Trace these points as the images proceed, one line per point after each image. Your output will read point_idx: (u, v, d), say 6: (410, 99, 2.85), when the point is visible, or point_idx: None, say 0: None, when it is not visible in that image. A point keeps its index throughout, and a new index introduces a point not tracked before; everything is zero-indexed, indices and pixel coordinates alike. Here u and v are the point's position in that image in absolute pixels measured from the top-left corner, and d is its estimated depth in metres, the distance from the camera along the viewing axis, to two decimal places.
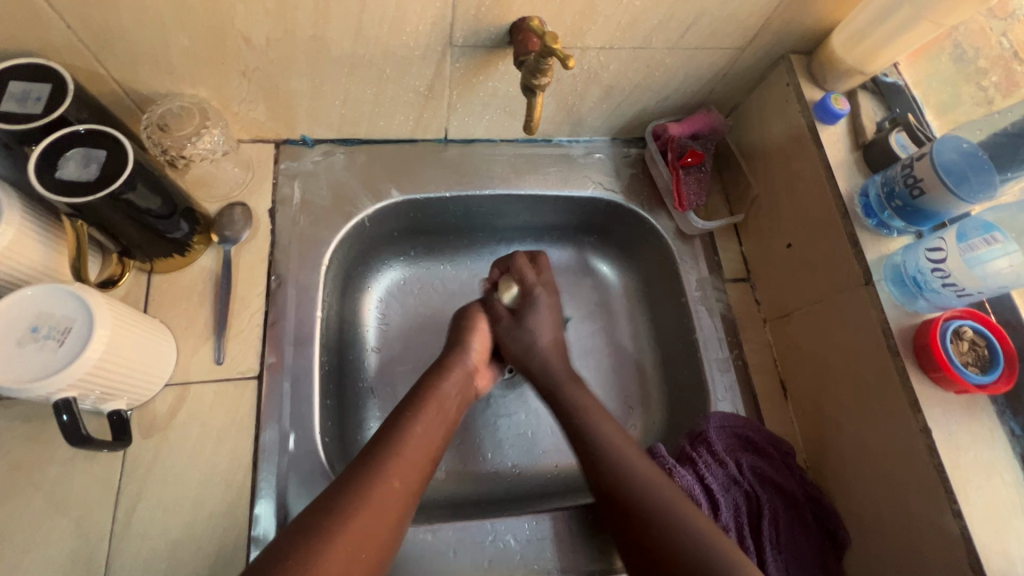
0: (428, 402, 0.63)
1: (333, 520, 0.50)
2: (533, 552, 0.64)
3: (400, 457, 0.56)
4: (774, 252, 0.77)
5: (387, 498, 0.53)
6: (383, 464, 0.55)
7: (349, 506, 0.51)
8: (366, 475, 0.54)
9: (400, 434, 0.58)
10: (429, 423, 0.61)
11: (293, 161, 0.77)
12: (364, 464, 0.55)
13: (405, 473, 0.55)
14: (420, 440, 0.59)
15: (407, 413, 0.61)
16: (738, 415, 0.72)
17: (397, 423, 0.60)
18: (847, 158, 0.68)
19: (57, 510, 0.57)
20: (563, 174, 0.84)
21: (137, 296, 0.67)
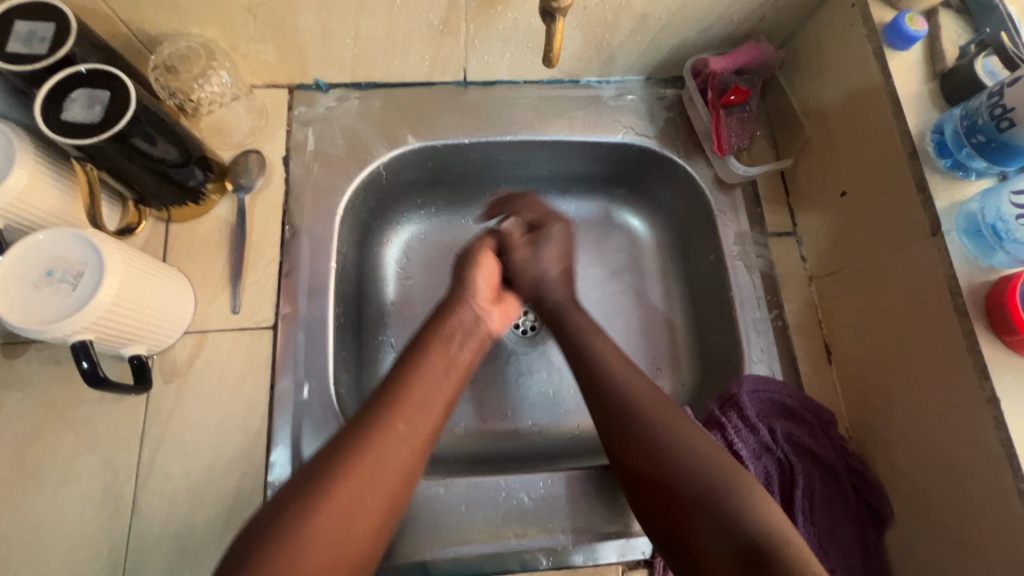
0: (436, 342, 0.60)
1: (334, 470, 0.49)
2: (546, 511, 0.62)
3: (405, 402, 0.54)
4: (825, 202, 0.69)
5: (391, 444, 0.51)
6: (387, 410, 0.53)
7: (350, 455, 0.49)
8: (369, 423, 0.52)
9: (407, 378, 0.56)
10: (433, 365, 0.58)
11: (307, 106, 0.74)
12: (366, 412, 0.53)
13: (410, 419, 0.53)
14: (425, 382, 0.56)
15: (412, 357, 0.58)
16: (774, 379, 0.67)
17: (400, 369, 0.57)
18: (920, 89, 0.58)
19: (88, 448, 0.59)
20: (591, 118, 0.77)
21: (156, 245, 0.67)
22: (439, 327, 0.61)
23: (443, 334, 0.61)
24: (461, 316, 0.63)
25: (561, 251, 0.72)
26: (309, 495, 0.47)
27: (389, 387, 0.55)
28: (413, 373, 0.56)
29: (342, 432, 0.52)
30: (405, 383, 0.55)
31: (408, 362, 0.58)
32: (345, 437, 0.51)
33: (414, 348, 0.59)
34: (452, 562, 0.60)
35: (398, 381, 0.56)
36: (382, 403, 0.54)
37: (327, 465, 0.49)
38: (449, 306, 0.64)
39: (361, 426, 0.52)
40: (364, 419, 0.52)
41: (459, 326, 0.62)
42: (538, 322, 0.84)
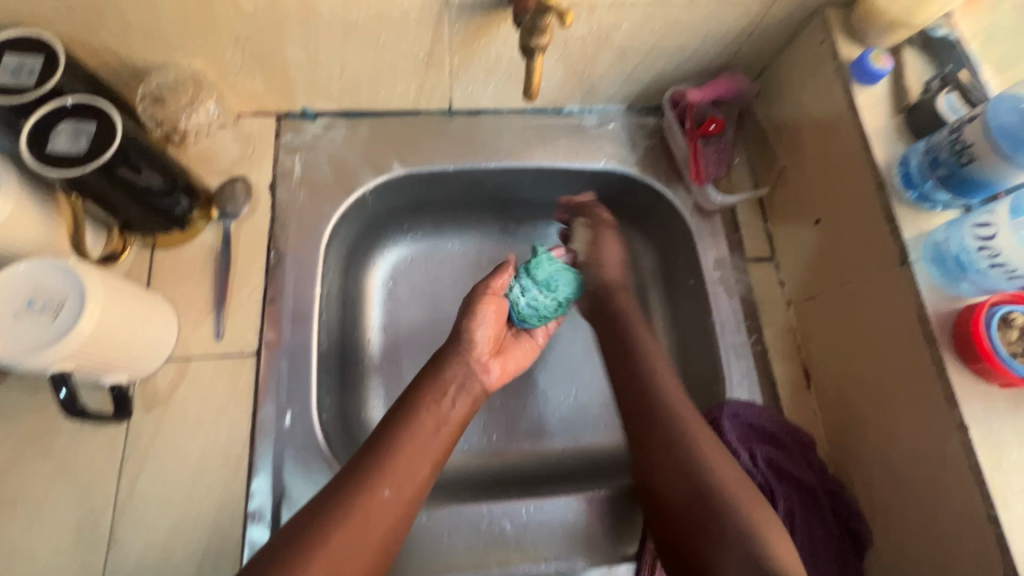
0: (426, 400, 0.60)
1: (315, 537, 0.48)
2: (546, 533, 0.63)
3: (391, 464, 0.54)
4: (801, 229, 0.71)
5: (376, 510, 0.51)
6: (371, 475, 0.53)
7: (334, 521, 0.49)
8: (358, 485, 0.52)
9: (398, 439, 0.56)
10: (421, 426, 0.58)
11: (294, 134, 0.75)
12: (355, 473, 0.53)
13: (398, 481, 0.54)
14: (414, 443, 0.57)
15: (404, 416, 0.59)
16: (754, 403, 0.68)
17: (391, 427, 0.58)
18: (887, 123, 0.61)
19: (66, 478, 0.59)
20: (574, 146, 0.79)
21: (140, 271, 0.67)
22: (433, 382, 0.62)
23: (434, 390, 0.62)
24: (451, 373, 0.64)
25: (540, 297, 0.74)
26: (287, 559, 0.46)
27: (375, 450, 0.55)
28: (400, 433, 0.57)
29: (325, 496, 0.51)
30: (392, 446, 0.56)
31: (396, 423, 0.58)
32: (329, 503, 0.51)
33: (403, 408, 0.60)
34: None
35: (384, 443, 0.56)
36: (368, 466, 0.54)
37: (306, 532, 0.48)
38: (439, 363, 0.65)
39: (345, 492, 0.51)
40: (347, 484, 0.52)
41: (453, 380, 0.64)
42: None
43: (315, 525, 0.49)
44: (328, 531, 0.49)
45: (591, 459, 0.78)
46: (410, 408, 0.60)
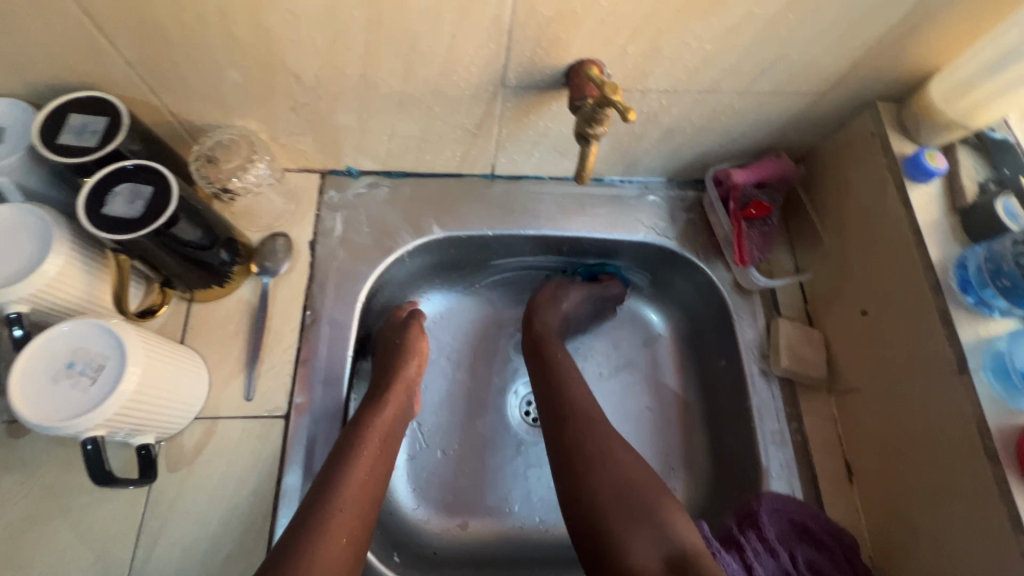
0: (359, 441, 0.59)
1: None
2: None
3: (338, 512, 0.53)
4: (846, 317, 0.69)
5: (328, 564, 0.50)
6: (316, 531, 0.51)
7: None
8: (309, 535, 0.51)
9: (342, 481, 0.56)
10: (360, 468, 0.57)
11: (338, 191, 0.76)
12: (301, 524, 0.52)
13: (347, 528, 0.53)
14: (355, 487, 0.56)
15: (346, 455, 0.58)
16: (794, 498, 0.65)
17: (330, 467, 0.57)
18: (941, 221, 0.60)
19: (82, 540, 0.57)
20: (613, 216, 0.79)
21: (175, 325, 0.67)
22: (371, 420, 0.62)
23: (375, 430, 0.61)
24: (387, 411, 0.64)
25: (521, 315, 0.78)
26: None
27: (316, 503, 0.54)
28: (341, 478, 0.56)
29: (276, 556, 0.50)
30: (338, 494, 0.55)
31: (333, 468, 0.57)
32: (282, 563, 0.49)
33: (344, 444, 0.59)
34: None
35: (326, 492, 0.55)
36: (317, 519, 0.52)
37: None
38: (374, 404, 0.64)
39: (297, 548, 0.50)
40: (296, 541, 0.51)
41: (395, 418, 0.64)
42: None
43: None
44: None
45: None
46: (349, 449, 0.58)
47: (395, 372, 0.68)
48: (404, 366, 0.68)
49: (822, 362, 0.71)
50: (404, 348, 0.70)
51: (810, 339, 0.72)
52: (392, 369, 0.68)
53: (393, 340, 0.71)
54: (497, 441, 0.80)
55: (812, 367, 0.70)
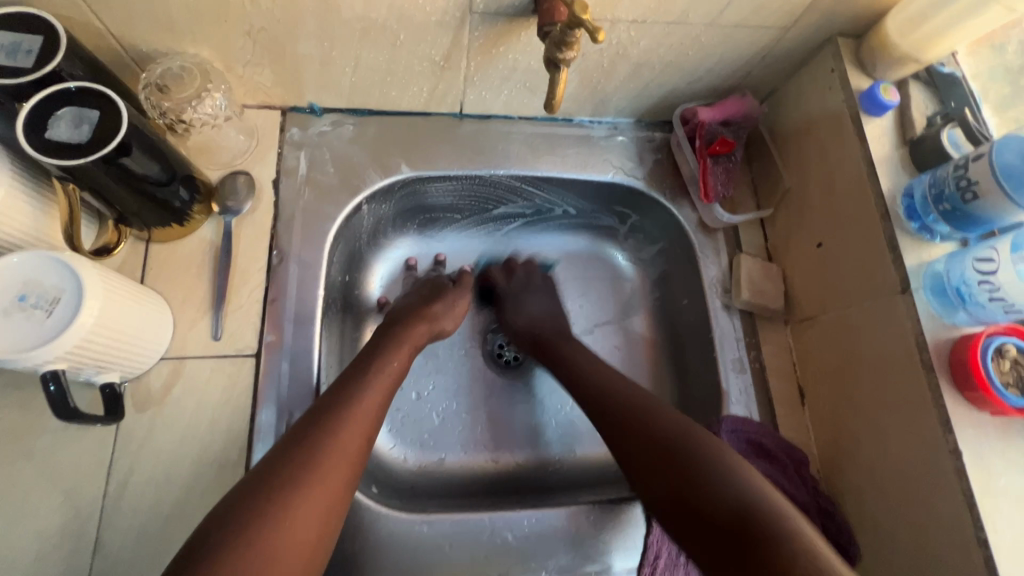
0: (384, 363, 0.59)
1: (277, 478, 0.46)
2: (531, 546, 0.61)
3: (347, 427, 0.51)
4: (802, 250, 0.73)
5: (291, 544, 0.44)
6: (333, 424, 0.51)
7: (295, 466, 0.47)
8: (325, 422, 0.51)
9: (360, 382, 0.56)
10: (339, 448, 0.50)
11: (300, 129, 0.73)
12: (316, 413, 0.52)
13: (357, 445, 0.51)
14: (335, 461, 0.49)
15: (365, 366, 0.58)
16: (751, 420, 0.69)
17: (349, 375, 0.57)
18: (892, 153, 0.63)
19: (48, 481, 0.56)
20: (583, 156, 0.79)
21: (134, 265, 0.64)
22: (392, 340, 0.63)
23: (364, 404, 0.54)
24: (378, 384, 0.57)
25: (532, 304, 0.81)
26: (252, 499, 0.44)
27: (333, 405, 0.53)
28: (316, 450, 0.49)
29: (231, 527, 0.43)
30: (313, 468, 0.47)
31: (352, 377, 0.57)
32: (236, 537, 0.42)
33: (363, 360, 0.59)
34: None
35: (296, 463, 0.47)
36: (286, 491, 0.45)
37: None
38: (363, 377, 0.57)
39: (255, 521, 0.43)
40: (273, 486, 0.45)
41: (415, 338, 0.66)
42: (523, 351, 0.84)
43: (215, 565, 0.40)
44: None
45: (584, 470, 0.78)
46: (335, 419, 0.51)
47: (400, 338, 0.64)
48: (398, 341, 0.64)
49: (780, 295, 0.74)
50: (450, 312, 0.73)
51: (769, 273, 0.75)
52: (389, 343, 0.63)
53: (445, 286, 0.76)
54: (472, 381, 0.81)
55: (770, 299, 0.74)
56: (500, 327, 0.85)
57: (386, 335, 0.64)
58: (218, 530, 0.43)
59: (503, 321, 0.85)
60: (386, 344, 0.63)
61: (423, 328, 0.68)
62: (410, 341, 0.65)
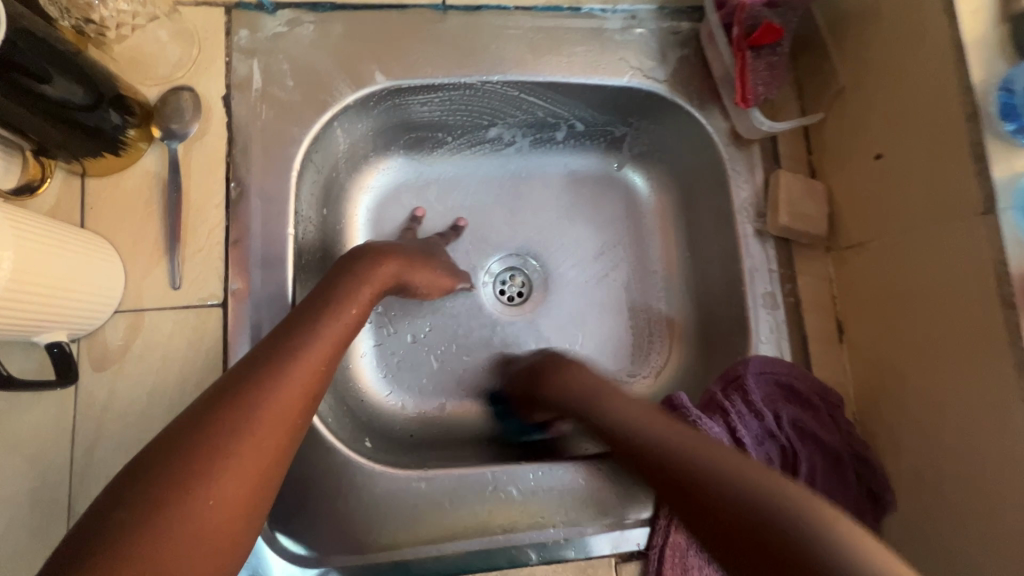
0: (343, 303, 0.50)
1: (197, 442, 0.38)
2: (546, 503, 0.57)
3: (288, 373, 0.43)
4: (856, 163, 0.61)
5: (200, 536, 0.36)
6: (268, 375, 0.42)
7: (221, 422, 0.39)
8: (259, 371, 0.42)
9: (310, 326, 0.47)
10: (268, 419, 0.41)
11: (249, 32, 0.61)
12: (255, 361, 0.43)
13: (299, 394, 0.43)
14: (260, 437, 0.40)
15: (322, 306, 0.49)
16: (783, 360, 0.62)
17: (301, 315, 0.48)
18: (989, 34, 0.49)
19: (9, 448, 0.51)
20: (593, 55, 0.65)
21: (70, 205, 0.55)
22: (345, 276, 0.53)
23: (303, 365, 0.44)
24: (325, 339, 0.47)
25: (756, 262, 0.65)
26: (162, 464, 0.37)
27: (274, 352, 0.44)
28: (236, 425, 0.39)
29: (129, 517, 0.35)
30: (230, 448, 0.39)
31: (303, 318, 0.48)
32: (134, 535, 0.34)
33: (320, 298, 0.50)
34: (433, 561, 0.54)
35: (212, 439, 0.38)
36: (197, 475, 0.37)
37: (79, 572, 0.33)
38: (308, 330, 0.47)
39: (158, 515, 0.35)
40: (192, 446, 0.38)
41: (382, 280, 0.56)
42: (527, 287, 0.76)
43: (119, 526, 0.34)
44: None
45: None
46: (264, 381, 0.42)
47: (360, 279, 0.54)
48: (355, 290, 0.52)
49: (823, 218, 0.64)
50: (421, 266, 0.62)
51: (812, 192, 0.64)
52: (347, 290, 0.52)
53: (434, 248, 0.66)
54: (471, 322, 0.74)
55: (812, 223, 0.64)
56: (501, 262, 0.76)
57: (341, 278, 0.53)
58: (114, 518, 0.35)
59: (504, 254, 0.76)
60: (341, 290, 0.51)
61: (389, 269, 0.57)
62: (372, 284, 0.54)
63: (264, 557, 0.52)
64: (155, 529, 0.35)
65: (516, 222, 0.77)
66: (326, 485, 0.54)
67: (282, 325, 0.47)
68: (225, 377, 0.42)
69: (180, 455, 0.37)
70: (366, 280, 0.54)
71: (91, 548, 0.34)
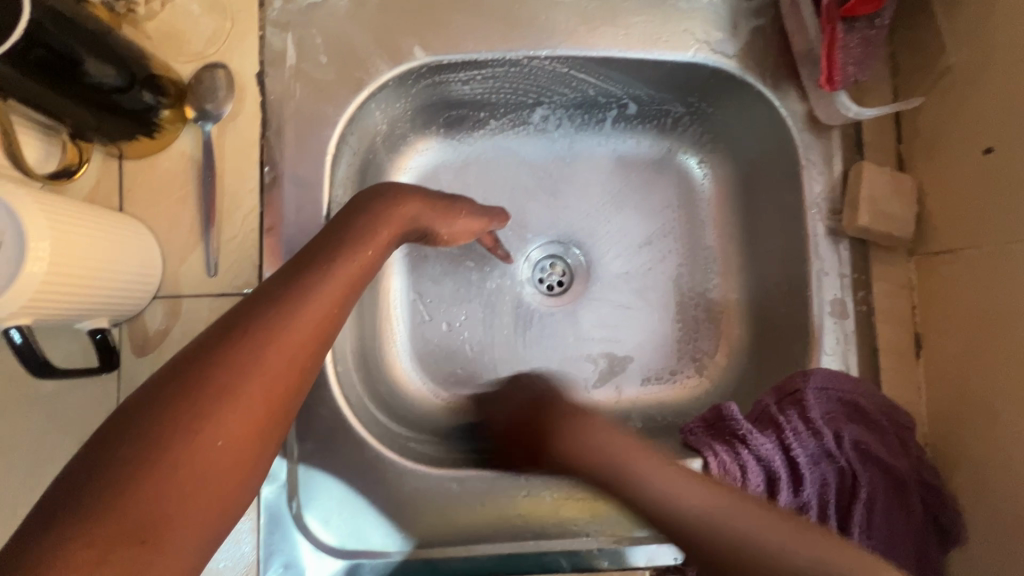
0: (357, 241, 0.47)
1: (195, 382, 0.35)
2: (575, 511, 0.55)
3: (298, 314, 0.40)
4: (956, 157, 0.53)
5: (209, 470, 0.34)
6: (275, 315, 0.39)
7: (222, 362, 0.36)
8: (264, 310, 0.39)
9: (320, 264, 0.44)
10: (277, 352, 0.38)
11: (284, 3, 0.57)
12: (260, 300, 0.40)
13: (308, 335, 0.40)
14: (270, 376, 0.37)
15: (334, 247, 0.45)
16: (847, 375, 0.57)
17: (314, 254, 0.45)
18: None
19: (59, 428, 0.52)
20: (654, 26, 0.58)
21: (109, 188, 0.55)
22: (359, 215, 0.49)
23: (316, 302, 0.41)
24: (338, 279, 0.43)
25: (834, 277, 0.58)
26: (159, 410, 0.34)
27: (279, 293, 0.41)
28: (244, 357, 0.37)
29: (131, 452, 0.32)
30: (239, 384, 0.36)
31: (313, 257, 0.44)
32: (138, 470, 0.32)
33: (333, 238, 0.46)
34: (462, 561, 0.54)
35: (218, 377, 0.35)
36: (203, 415, 0.34)
37: (84, 504, 0.31)
38: (321, 268, 0.43)
39: (164, 449, 0.33)
40: (192, 385, 0.35)
41: (401, 220, 0.52)
42: (567, 276, 0.72)
43: (116, 471, 0.32)
44: (125, 511, 0.31)
45: (640, 413, 0.68)
46: (276, 318, 0.39)
47: (377, 220, 0.50)
48: (371, 231, 0.48)
49: (909, 218, 0.57)
50: (445, 211, 0.57)
51: (898, 189, 0.57)
52: (362, 231, 0.48)
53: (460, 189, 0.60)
54: (508, 311, 0.71)
55: (896, 223, 0.56)
56: (542, 248, 0.72)
57: (356, 218, 0.49)
58: (117, 454, 0.32)
59: (546, 241, 0.72)
60: (355, 231, 0.47)
61: (411, 210, 0.53)
62: (390, 228, 0.50)
63: (297, 546, 0.53)
64: (165, 460, 0.33)
65: (560, 206, 0.72)
66: (357, 479, 0.54)
67: (291, 265, 0.44)
68: (230, 315, 0.39)
69: (184, 389, 0.35)
70: (383, 221, 0.50)
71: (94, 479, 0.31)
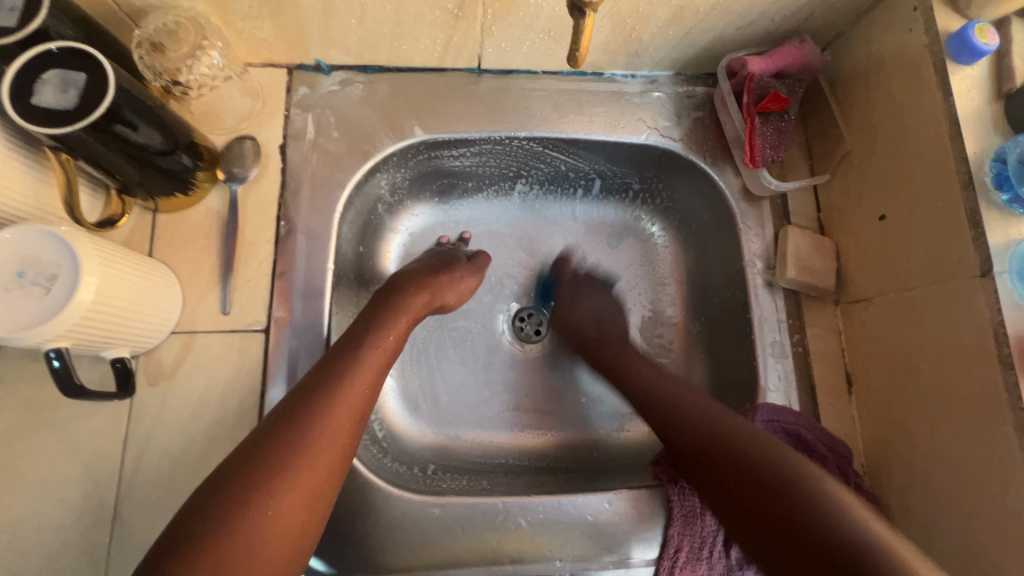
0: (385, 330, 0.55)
1: (256, 471, 0.43)
2: (548, 535, 0.59)
3: (335, 406, 0.47)
4: (861, 222, 0.65)
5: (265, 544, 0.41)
6: (318, 406, 0.47)
7: (275, 446, 0.44)
8: (311, 401, 0.47)
9: (353, 359, 0.51)
10: (322, 443, 0.45)
11: (308, 89, 0.69)
12: (306, 394, 0.48)
13: (345, 425, 0.47)
14: (314, 465, 0.44)
15: (365, 335, 0.54)
16: (791, 409, 0.64)
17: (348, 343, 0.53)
18: (982, 109, 0.54)
19: (70, 451, 0.56)
20: (614, 116, 0.71)
21: (141, 237, 0.62)
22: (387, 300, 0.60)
23: (351, 390, 0.49)
24: (370, 367, 0.51)
25: (774, 322, 0.67)
26: (220, 496, 0.41)
27: (324, 384, 0.48)
28: (293, 452, 0.44)
29: (204, 526, 0.40)
30: (288, 467, 0.43)
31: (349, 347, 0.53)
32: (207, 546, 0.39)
33: (365, 328, 0.55)
34: None
35: (269, 463, 0.43)
36: (259, 497, 0.42)
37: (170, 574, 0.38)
38: (351, 358, 0.51)
39: (227, 528, 0.40)
40: (254, 473, 0.42)
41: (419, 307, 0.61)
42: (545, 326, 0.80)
43: (195, 549, 0.39)
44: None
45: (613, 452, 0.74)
46: (316, 411, 0.46)
47: (398, 304, 0.59)
48: (393, 319, 0.57)
49: (830, 272, 0.67)
50: (450, 282, 0.66)
51: (819, 248, 0.68)
52: None
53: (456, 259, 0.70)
54: (492, 359, 0.78)
55: (819, 276, 0.67)
56: (522, 303, 0.80)
57: (380, 311, 0.58)
58: (195, 526, 0.40)
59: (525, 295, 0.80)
60: (380, 318, 0.56)
61: (423, 298, 0.62)
62: (408, 314, 0.59)
63: None
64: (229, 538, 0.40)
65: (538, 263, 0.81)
66: (344, 504, 0.58)
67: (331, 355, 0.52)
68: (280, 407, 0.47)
69: (245, 478, 0.42)
70: (402, 311, 0.59)
71: (179, 554, 0.39)
